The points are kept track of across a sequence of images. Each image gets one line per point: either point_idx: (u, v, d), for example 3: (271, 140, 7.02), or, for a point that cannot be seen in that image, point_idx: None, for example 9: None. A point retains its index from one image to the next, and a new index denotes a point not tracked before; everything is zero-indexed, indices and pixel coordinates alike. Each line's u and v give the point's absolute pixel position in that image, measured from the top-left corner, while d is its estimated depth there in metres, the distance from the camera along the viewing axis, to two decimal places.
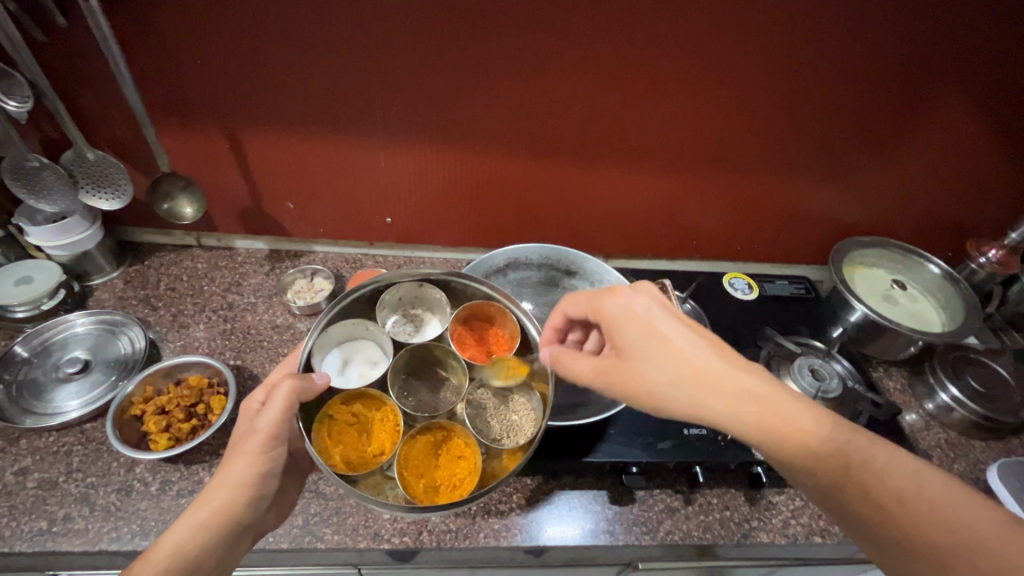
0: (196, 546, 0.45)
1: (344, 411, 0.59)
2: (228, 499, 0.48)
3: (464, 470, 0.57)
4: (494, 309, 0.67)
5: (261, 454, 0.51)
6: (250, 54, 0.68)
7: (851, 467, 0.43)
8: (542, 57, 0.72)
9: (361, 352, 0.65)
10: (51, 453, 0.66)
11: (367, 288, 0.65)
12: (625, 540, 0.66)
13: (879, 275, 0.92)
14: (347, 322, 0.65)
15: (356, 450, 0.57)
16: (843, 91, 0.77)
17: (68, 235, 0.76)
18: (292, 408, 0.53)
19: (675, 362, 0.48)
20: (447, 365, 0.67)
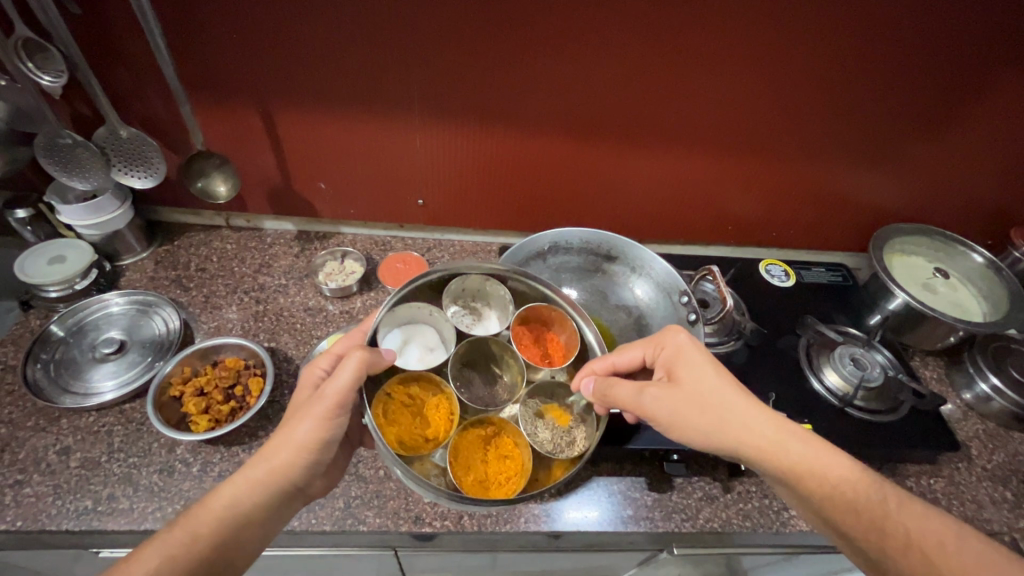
0: (247, 507, 0.46)
1: (403, 392, 0.59)
2: (287, 461, 0.49)
3: (511, 469, 0.57)
4: (557, 315, 0.65)
5: (324, 421, 0.50)
6: (286, 28, 0.66)
7: (869, 506, 0.47)
8: (588, 34, 0.69)
9: (420, 335, 0.63)
10: (92, 433, 0.66)
11: (435, 275, 0.62)
12: (664, 527, 0.66)
13: (919, 263, 0.90)
14: (414, 305, 0.63)
15: (410, 433, 0.57)
16: (896, 72, 0.74)
17: (99, 214, 0.75)
18: (359, 378, 0.51)
19: (725, 401, 0.52)
20: (503, 363, 0.66)
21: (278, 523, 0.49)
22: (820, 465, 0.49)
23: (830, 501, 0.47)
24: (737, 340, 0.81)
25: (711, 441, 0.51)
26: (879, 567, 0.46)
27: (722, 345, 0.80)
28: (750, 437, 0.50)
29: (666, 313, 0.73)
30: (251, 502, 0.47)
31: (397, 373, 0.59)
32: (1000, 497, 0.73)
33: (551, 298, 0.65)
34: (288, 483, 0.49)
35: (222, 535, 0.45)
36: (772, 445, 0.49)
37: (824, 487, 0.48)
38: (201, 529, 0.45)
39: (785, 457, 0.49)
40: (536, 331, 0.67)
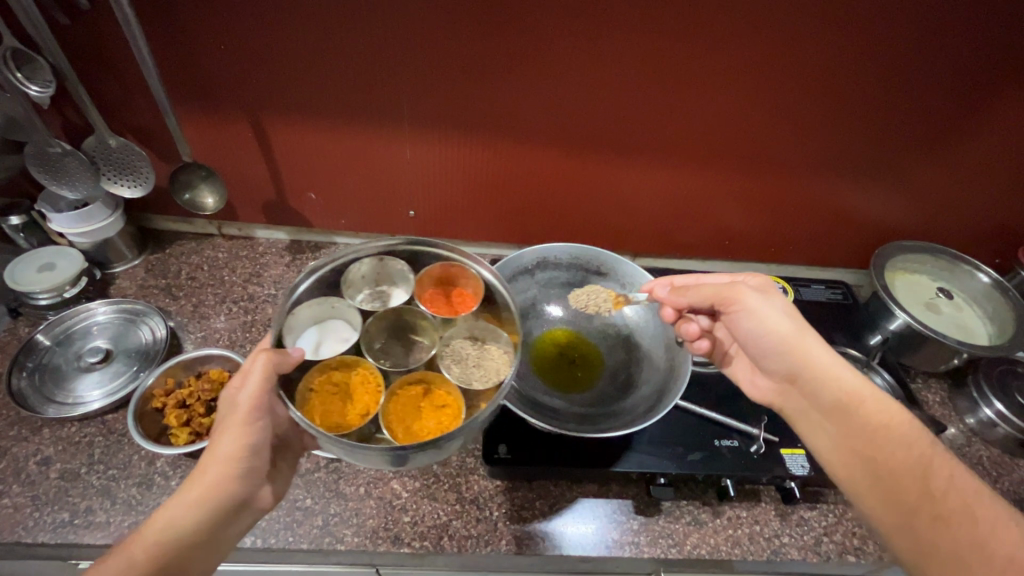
0: (185, 528, 0.44)
1: (324, 381, 0.57)
2: (218, 475, 0.47)
3: (450, 415, 0.56)
4: (453, 268, 0.66)
5: (241, 427, 0.48)
6: (274, 40, 0.66)
7: (906, 457, 0.48)
8: (579, 43, 0.68)
9: (331, 331, 0.61)
10: (73, 443, 0.65)
11: (322, 269, 0.63)
12: (649, 553, 0.64)
13: (921, 282, 0.87)
14: (315, 302, 0.61)
15: (340, 414, 0.55)
16: (896, 86, 0.72)
17: (89, 223, 0.76)
18: (270, 379, 0.51)
19: (801, 318, 0.57)
20: (418, 329, 0.64)
21: (225, 542, 0.47)
22: (881, 408, 0.52)
23: (871, 439, 0.50)
24: None
25: (781, 341, 0.56)
26: (908, 505, 0.47)
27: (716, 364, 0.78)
28: (809, 350, 0.55)
29: (654, 331, 0.69)
30: (189, 520, 0.44)
31: (311, 366, 0.57)
32: None
33: (444, 257, 0.66)
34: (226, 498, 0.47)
35: (160, 558, 0.42)
36: (836, 368, 0.54)
37: (873, 422, 0.51)
38: (136, 556, 0.42)
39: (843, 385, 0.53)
40: (442, 293, 0.67)
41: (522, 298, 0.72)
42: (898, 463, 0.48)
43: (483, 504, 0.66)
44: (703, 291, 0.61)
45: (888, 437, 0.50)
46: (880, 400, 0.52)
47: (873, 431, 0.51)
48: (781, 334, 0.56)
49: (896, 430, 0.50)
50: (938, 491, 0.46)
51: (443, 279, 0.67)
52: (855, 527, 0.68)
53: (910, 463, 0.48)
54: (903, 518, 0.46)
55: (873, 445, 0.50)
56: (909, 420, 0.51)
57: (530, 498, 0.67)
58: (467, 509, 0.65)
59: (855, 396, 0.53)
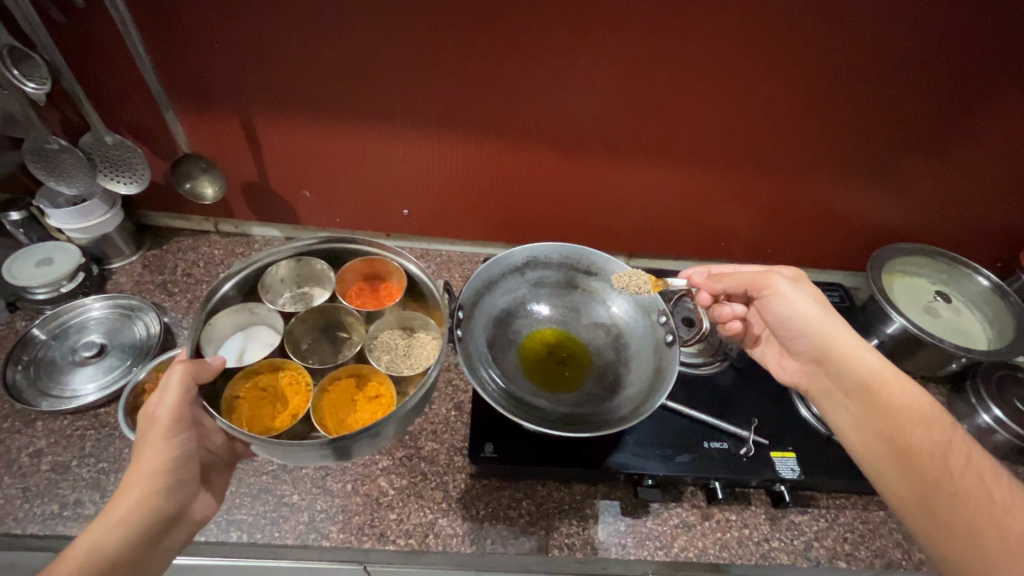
0: (113, 546, 0.44)
1: (251, 387, 0.60)
2: (146, 487, 0.47)
3: (379, 406, 0.60)
4: (377, 262, 0.69)
5: (165, 442, 0.50)
6: (267, 39, 0.66)
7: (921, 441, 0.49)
8: (570, 42, 0.68)
9: (257, 336, 0.64)
10: (65, 436, 0.66)
11: (240, 274, 0.64)
12: (636, 555, 0.63)
13: (920, 285, 0.86)
14: (232, 310, 0.63)
15: (271, 416, 0.58)
16: (893, 87, 0.71)
17: (88, 218, 0.77)
18: (188, 392, 0.52)
19: (830, 308, 0.59)
20: (346, 325, 0.67)
21: (157, 558, 0.47)
22: (903, 391, 0.53)
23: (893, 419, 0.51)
24: (723, 361, 0.79)
25: (810, 326, 0.58)
26: (921, 485, 0.47)
27: (707, 366, 0.78)
28: (837, 334, 0.57)
29: (644, 331, 0.68)
30: (117, 537, 0.45)
31: (235, 374, 0.59)
32: None
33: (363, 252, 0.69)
34: (157, 509, 0.48)
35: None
36: (861, 350, 0.55)
37: (894, 403, 0.52)
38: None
39: (868, 367, 0.54)
40: (364, 287, 0.70)
41: (506, 298, 0.71)
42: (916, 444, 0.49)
43: (470, 503, 0.66)
44: (737, 278, 0.64)
45: (906, 418, 0.51)
46: (902, 383, 0.53)
47: (891, 411, 0.51)
48: (810, 318, 0.58)
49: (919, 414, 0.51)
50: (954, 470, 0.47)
51: (367, 272, 0.70)
52: (847, 532, 0.68)
53: (927, 444, 0.49)
54: (916, 497, 0.47)
55: (890, 426, 0.51)
56: (932, 404, 0.51)
57: (517, 498, 0.67)
58: (453, 508, 0.65)
59: (877, 376, 0.54)
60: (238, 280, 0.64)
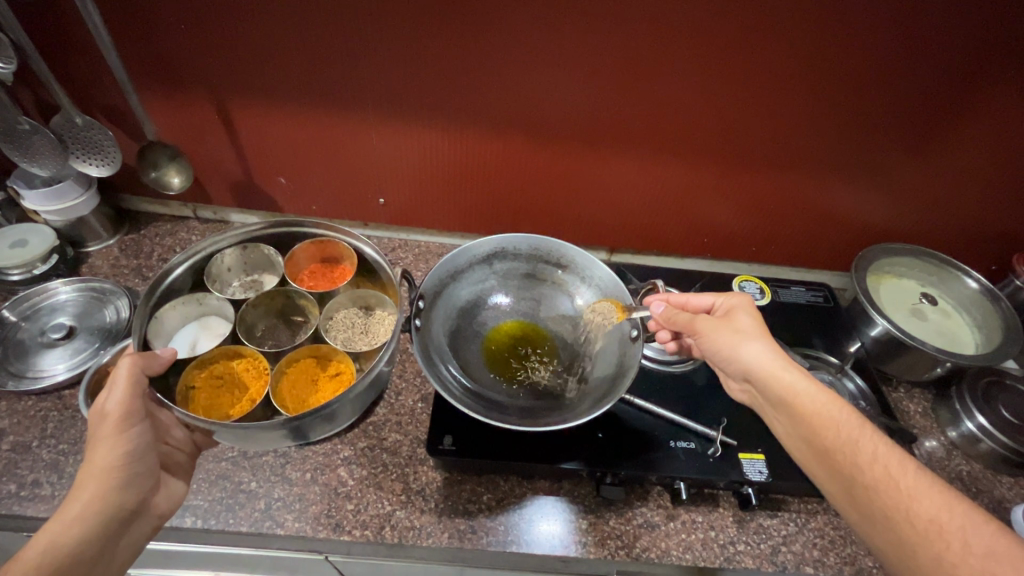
0: (70, 546, 0.43)
1: (206, 376, 0.62)
2: (97, 485, 0.45)
3: (338, 382, 0.63)
4: (328, 245, 0.75)
5: (116, 436, 0.48)
6: (234, 21, 0.65)
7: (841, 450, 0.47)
8: (542, 26, 0.66)
9: (206, 326, 0.69)
10: (28, 417, 0.66)
11: (188, 262, 0.69)
12: (596, 554, 0.62)
13: (907, 286, 0.84)
14: (179, 302, 0.67)
15: (230, 403, 0.60)
16: (878, 81, 0.69)
17: (62, 201, 0.77)
18: (139, 383, 0.51)
19: (761, 335, 0.56)
20: (300, 309, 0.72)
21: (120, 553, 0.46)
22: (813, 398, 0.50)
23: (807, 422, 0.49)
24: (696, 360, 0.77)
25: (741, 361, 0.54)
26: (855, 496, 0.46)
27: (680, 364, 0.77)
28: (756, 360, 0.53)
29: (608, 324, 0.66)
30: (75, 536, 0.43)
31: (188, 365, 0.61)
32: None
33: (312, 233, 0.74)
34: (112, 506, 0.46)
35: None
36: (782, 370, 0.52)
37: (810, 415, 0.49)
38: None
39: (787, 384, 0.51)
40: (316, 269, 0.76)
41: (471, 289, 0.70)
42: (836, 458, 0.47)
43: (429, 496, 0.65)
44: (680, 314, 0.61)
45: (825, 428, 0.48)
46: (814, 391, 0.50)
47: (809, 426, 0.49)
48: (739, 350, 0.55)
49: (842, 411, 0.49)
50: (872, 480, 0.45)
51: (318, 255, 0.76)
52: (816, 538, 0.66)
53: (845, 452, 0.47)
54: (858, 512, 0.46)
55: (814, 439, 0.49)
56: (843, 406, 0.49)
57: (478, 492, 0.66)
58: (412, 500, 0.64)
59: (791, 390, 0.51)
60: (189, 264, 0.69)
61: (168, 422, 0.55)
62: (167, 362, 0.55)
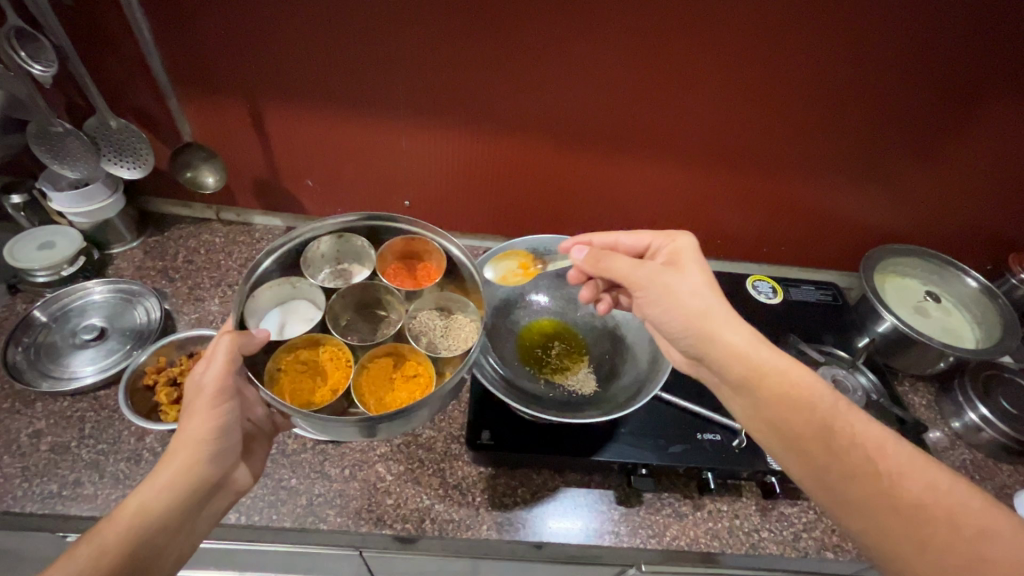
0: (160, 511, 0.47)
1: (292, 360, 0.63)
2: (188, 457, 0.49)
3: (419, 383, 0.63)
4: (418, 242, 0.71)
5: (210, 410, 0.52)
6: (273, 28, 0.67)
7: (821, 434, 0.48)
8: (572, 34, 0.68)
9: (295, 312, 0.68)
10: (65, 418, 0.66)
11: (283, 247, 0.68)
12: (629, 542, 0.65)
13: (911, 285, 0.88)
14: (274, 284, 0.67)
15: (311, 392, 0.61)
16: (887, 90, 0.73)
17: (90, 203, 0.78)
18: (233, 361, 0.54)
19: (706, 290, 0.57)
20: (385, 304, 0.71)
21: (201, 523, 0.50)
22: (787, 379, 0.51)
23: (781, 407, 0.49)
24: None
25: (686, 319, 0.55)
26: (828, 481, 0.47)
27: None
28: (716, 325, 0.54)
29: (638, 326, 0.70)
30: (165, 502, 0.47)
31: (277, 348, 0.63)
32: None
33: (404, 231, 0.71)
34: (199, 478, 0.50)
35: (136, 538, 0.45)
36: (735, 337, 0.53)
37: (778, 391, 0.50)
38: (110, 540, 0.44)
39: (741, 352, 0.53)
40: (405, 264, 0.73)
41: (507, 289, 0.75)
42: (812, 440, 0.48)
43: (466, 490, 0.66)
44: (619, 263, 0.60)
45: (803, 406, 0.49)
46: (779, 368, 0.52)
47: (779, 401, 0.50)
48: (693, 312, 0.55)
49: None
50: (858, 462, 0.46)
51: (405, 252, 0.73)
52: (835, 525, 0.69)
53: (825, 432, 0.48)
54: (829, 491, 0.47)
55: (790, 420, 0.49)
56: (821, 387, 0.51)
57: (512, 485, 0.68)
58: (450, 494, 0.66)
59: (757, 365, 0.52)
60: (278, 256, 0.68)
61: (253, 399, 0.59)
62: (262, 344, 0.58)
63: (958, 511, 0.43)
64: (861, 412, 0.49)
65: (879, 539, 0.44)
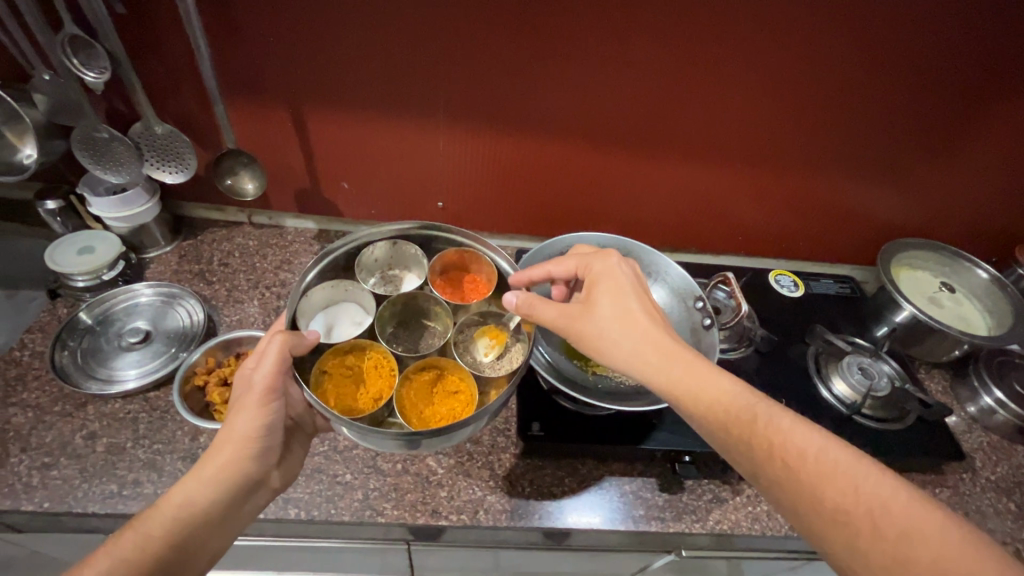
0: (201, 505, 0.48)
1: (338, 363, 0.65)
2: (231, 454, 0.51)
3: (460, 401, 0.64)
4: (469, 254, 0.72)
5: (259, 407, 0.53)
6: (322, 33, 0.68)
7: (742, 438, 0.48)
8: (610, 37, 0.71)
9: (344, 313, 0.71)
10: (117, 419, 0.67)
11: (338, 251, 0.70)
12: (674, 527, 0.67)
13: (924, 277, 0.92)
14: (326, 285, 0.70)
15: (354, 397, 0.62)
16: (906, 90, 0.77)
17: (129, 207, 0.78)
18: (283, 360, 0.55)
19: (629, 317, 0.55)
20: (432, 314, 0.73)
21: (243, 517, 0.51)
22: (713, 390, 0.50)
23: (711, 421, 0.49)
24: (748, 347, 0.83)
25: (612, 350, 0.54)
26: (762, 483, 0.47)
27: (732, 351, 0.82)
28: (634, 353, 0.53)
29: (680, 317, 0.72)
30: (206, 497, 0.49)
31: (324, 349, 0.65)
32: (1004, 508, 0.74)
33: (457, 242, 0.73)
34: (239, 475, 0.51)
35: (175, 531, 0.47)
36: (661, 364, 0.52)
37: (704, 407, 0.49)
38: (153, 532, 0.46)
39: (667, 378, 0.51)
40: (455, 274, 0.75)
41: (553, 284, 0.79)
42: (743, 448, 0.48)
43: (516, 481, 0.68)
44: (542, 301, 0.57)
45: (726, 413, 0.49)
46: (703, 384, 0.51)
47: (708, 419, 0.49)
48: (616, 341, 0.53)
49: None
50: (783, 460, 0.46)
51: (455, 262, 0.74)
52: None
53: (745, 434, 0.48)
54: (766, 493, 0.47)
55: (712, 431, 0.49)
56: (739, 395, 0.50)
57: (559, 476, 0.70)
58: (500, 485, 0.68)
59: (684, 382, 0.51)
60: (323, 263, 0.68)
61: (296, 398, 0.59)
62: (310, 346, 0.59)
63: (882, 510, 0.42)
64: (792, 415, 0.48)
65: (815, 538, 0.44)
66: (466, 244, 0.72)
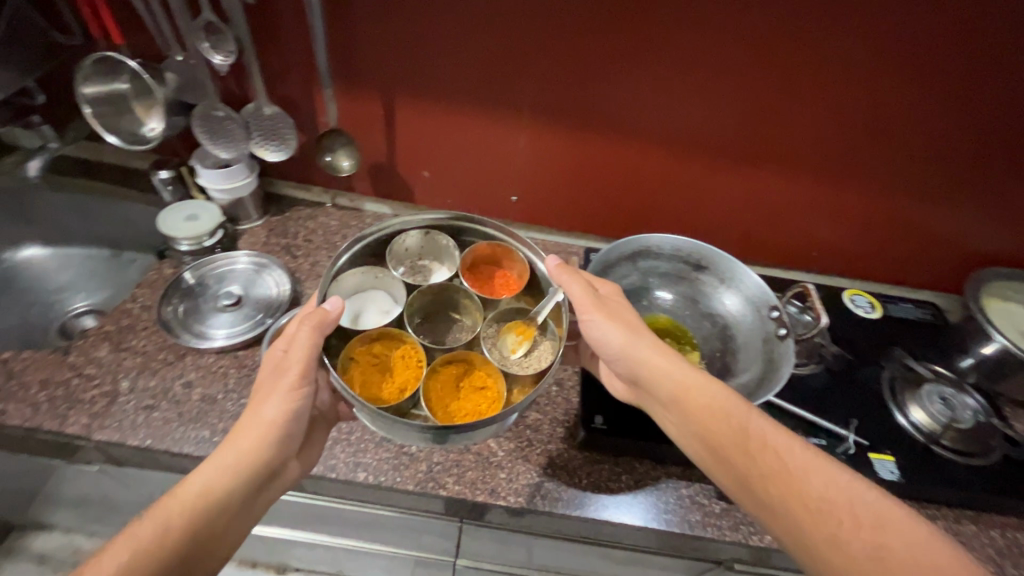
0: (222, 492, 0.50)
1: (364, 352, 0.64)
2: (256, 443, 0.52)
3: (488, 398, 0.63)
4: (502, 248, 0.71)
5: (288, 394, 0.54)
6: (426, 26, 0.73)
7: (731, 440, 0.52)
8: (702, 41, 0.71)
9: (372, 302, 0.69)
10: (211, 372, 0.73)
11: (371, 237, 0.68)
12: (732, 537, 0.66)
13: (1016, 310, 0.86)
14: (357, 271, 0.69)
15: (378, 386, 0.62)
16: (1012, 109, 0.73)
17: (231, 181, 0.85)
18: (315, 346, 0.55)
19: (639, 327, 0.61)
20: (460, 307, 0.71)
21: (256, 509, 0.53)
22: (707, 393, 0.55)
23: (704, 423, 0.54)
24: (818, 363, 0.82)
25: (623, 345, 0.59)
26: (746, 483, 0.51)
27: (804, 365, 0.81)
28: (645, 352, 0.58)
29: (753, 325, 0.73)
30: (227, 485, 0.50)
31: (352, 336, 0.64)
32: None
33: (490, 235, 0.71)
34: (260, 466, 0.52)
35: (195, 518, 0.48)
36: (670, 366, 0.57)
37: (702, 406, 0.55)
38: (173, 518, 0.48)
39: (671, 378, 0.57)
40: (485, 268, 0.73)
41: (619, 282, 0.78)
42: (730, 451, 0.52)
43: (574, 472, 0.69)
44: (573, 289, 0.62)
45: (714, 415, 0.54)
46: (703, 385, 0.56)
47: (702, 420, 0.54)
48: (623, 343, 0.59)
49: None
50: (766, 457, 0.51)
51: (487, 256, 0.72)
52: None
53: (732, 434, 0.53)
54: (747, 495, 0.51)
55: (700, 429, 0.54)
56: (731, 401, 0.55)
57: (617, 472, 0.70)
58: (558, 473, 0.69)
59: (683, 387, 0.56)
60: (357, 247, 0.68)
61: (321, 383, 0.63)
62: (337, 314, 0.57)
63: (856, 501, 0.48)
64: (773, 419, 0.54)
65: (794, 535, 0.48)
66: (500, 238, 0.70)
